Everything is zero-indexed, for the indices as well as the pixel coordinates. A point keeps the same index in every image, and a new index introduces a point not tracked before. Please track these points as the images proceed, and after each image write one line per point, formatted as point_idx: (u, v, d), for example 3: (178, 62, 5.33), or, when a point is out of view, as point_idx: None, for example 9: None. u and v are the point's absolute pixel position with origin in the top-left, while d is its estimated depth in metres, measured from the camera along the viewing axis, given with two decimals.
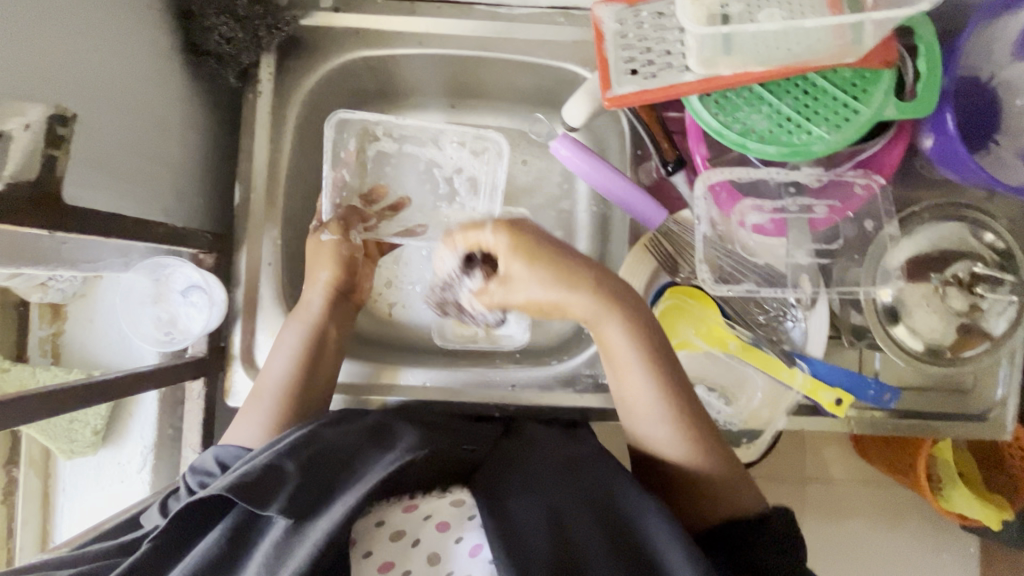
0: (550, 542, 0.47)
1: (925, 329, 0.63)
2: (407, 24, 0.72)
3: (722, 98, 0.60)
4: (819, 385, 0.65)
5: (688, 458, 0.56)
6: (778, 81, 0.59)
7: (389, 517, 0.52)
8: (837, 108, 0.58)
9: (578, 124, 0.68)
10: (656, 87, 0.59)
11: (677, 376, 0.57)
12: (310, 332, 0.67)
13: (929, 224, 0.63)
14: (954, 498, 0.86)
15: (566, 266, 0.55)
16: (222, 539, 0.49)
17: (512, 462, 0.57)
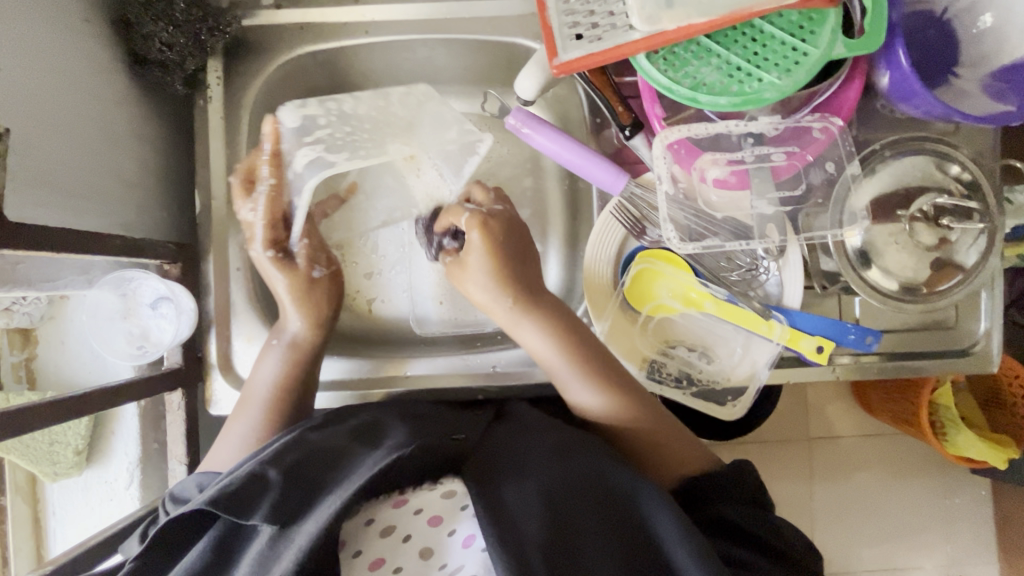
0: (558, 533, 0.48)
1: (897, 267, 0.62)
2: (352, 14, 0.72)
3: (671, 54, 0.59)
4: (799, 335, 0.66)
5: (616, 410, 0.63)
6: (725, 31, 0.58)
7: (378, 514, 0.52)
8: (786, 53, 0.57)
9: (530, 97, 0.67)
10: (602, 49, 0.58)
11: (584, 337, 0.65)
12: (301, 354, 0.68)
13: (893, 160, 0.62)
14: (958, 440, 0.85)
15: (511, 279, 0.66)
16: (208, 550, 0.50)
17: (506, 452, 0.58)
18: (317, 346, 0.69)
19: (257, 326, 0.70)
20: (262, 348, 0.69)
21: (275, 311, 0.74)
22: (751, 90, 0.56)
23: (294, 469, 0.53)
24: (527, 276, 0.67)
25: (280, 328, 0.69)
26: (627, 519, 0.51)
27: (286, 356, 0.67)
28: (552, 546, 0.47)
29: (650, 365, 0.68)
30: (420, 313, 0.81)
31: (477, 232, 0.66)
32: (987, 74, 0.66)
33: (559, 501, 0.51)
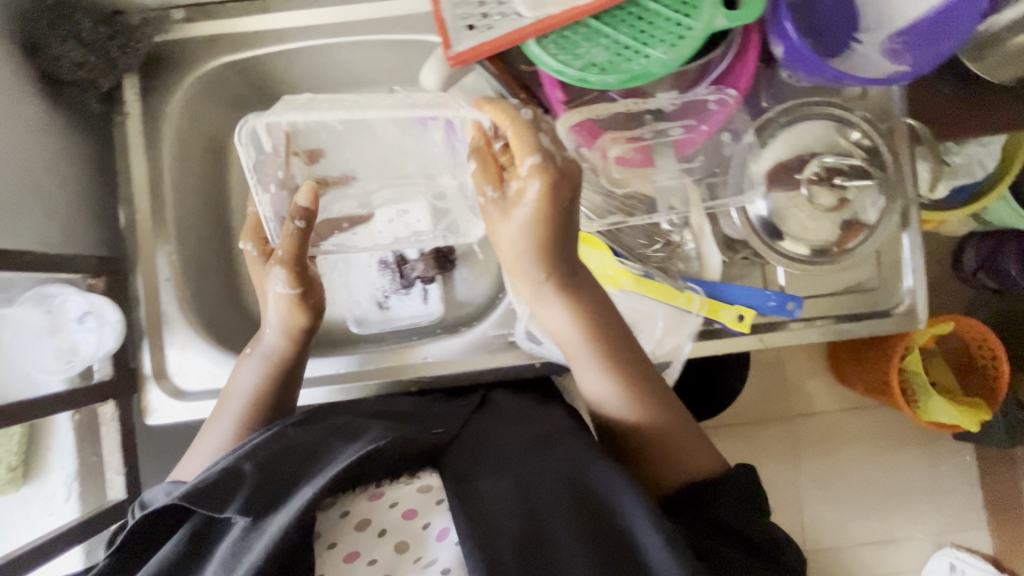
0: (530, 526, 0.49)
1: (804, 232, 0.63)
2: (262, 22, 0.73)
3: (562, 38, 0.60)
4: (718, 305, 0.68)
5: (630, 399, 0.59)
6: (612, 12, 0.60)
7: (353, 507, 0.52)
8: (669, 28, 0.58)
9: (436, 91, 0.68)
10: (494, 38, 0.60)
11: (598, 316, 0.60)
12: (275, 364, 0.67)
13: (792, 125, 0.64)
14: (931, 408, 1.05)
15: (554, 248, 0.57)
16: (185, 541, 0.51)
17: (487, 445, 0.58)
18: (291, 353, 0.68)
19: (191, 335, 0.72)
20: (240, 355, 0.69)
21: (210, 319, 0.76)
22: (638, 68, 0.58)
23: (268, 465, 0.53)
24: (568, 249, 0.58)
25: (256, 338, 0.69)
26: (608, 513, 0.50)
27: (261, 364, 0.67)
28: (525, 537, 0.48)
29: None
30: (360, 314, 0.86)
31: (539, 180, 0.54)
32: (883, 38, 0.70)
33: (537, 495, 0.51)
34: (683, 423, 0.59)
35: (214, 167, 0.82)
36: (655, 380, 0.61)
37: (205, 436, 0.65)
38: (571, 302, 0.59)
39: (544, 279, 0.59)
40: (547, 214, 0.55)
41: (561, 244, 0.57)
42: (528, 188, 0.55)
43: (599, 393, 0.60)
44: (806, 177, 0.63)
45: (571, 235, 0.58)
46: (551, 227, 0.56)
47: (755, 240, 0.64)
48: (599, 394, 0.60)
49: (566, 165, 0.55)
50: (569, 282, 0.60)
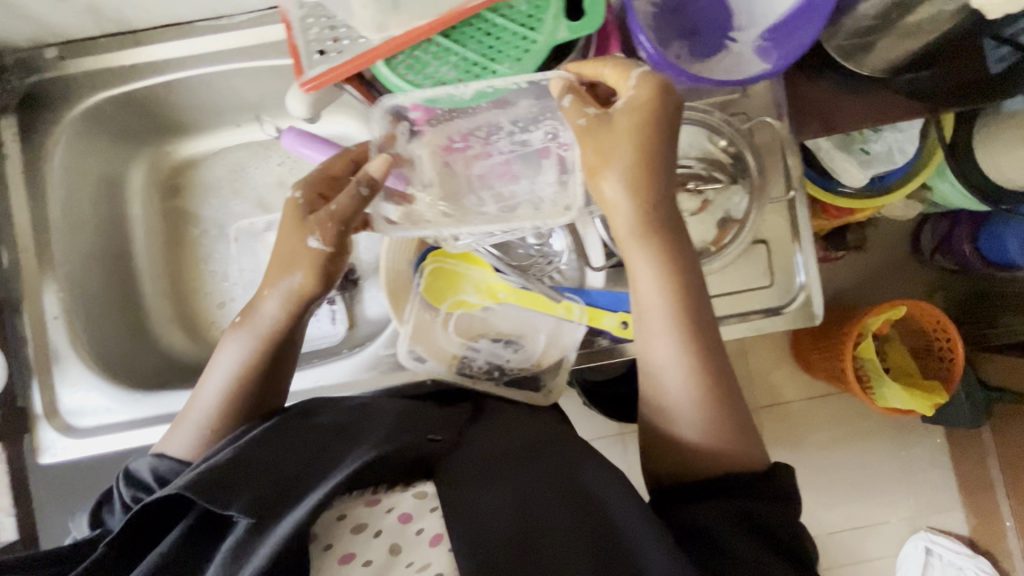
0: (522, 532, 0.49)
1: None
2: (136, 55, 0.76)
3: (412, 58, 0.60)
4: (599, 312, 0.67)
5: (692, 378, 0.55)
6: (460, 29, 0.59)
7: (351, 511, 0.50)
8: (515, 42, 0.58)
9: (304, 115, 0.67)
10: (344, 61, 0.59)
11: (691, 281, 0.56)
12: (264, 345, 0.63)
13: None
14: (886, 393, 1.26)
15: (650, 183, 0.53)
16: (178, 539, 0.49)
17: (478, 447, 0.58)
18: (282, 339, 0.63)
19: (82, 372, 0.74)
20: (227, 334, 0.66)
21: (104, 353, 0.78)
22: (490, 88, 0.58)
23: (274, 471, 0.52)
24: (669, 205, 0.55)
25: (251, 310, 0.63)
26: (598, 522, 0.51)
27: (249, 343, 0.63)
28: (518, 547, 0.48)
29: (459, 361, 0.69)
30: None
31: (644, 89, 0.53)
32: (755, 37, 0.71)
33: (531, 501, 0.52)
34: (730, 427, 0.56)
35: (109, 201, 0.84)
36: (721, 366, 0.56)
37: (182, 424, 0.62)
38: (660, 256, 0.54)
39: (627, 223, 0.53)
40: (636, 126, 0.52)
41: (661, 179, 0.54)
42: (628, 97, 0.53)
43: (667, 364, 0.56)
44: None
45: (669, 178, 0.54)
46: (648, 171, 0.53)
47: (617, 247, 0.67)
48: (665, 364, 0.56)
49: (631, 104, 0.53)
50: (664, 229, 0.54)
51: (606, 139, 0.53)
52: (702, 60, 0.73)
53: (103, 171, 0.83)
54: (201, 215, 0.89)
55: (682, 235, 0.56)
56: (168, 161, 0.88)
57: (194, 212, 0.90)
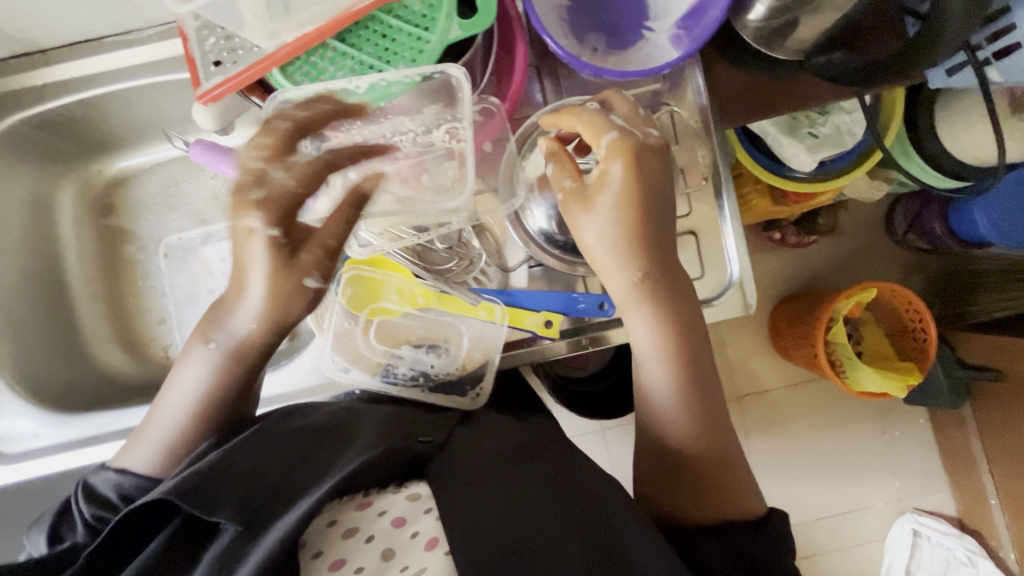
0: (516, 532, 0.52)
1: None
2: (48, 74, 0.76)
3: (308, 64, 0.59)
4: (522, 312, 0.67)
5: (677, 402, 0.64)
6: (355, 33, 0.59)
7: (341, 516, 0.53)
8: (409, 42, 0.57)
9: (212, 126, 0.66)
10: (239, 71, 0.58)
11: (686, 315, 0.64)
12: (233, 361, 0.62)
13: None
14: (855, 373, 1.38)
15: (640, 250, 0.61)
16: (160, 547, 0.50)
17: (465, 451, 0.61)
18: (254, 355, 0.62)
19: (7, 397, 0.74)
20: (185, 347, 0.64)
21: (35, 376, 0.78)
22: (382, 83, 0.57)
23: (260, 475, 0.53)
24: (662, 248, 0.62)
25: (218, 329, 0.62)
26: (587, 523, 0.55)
27: (218, 360, 0.62)
28: (509, 548, 0.50)
29: (384, 368, 0.69)
30: None
31: (622, 169, 0.59)
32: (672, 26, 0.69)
33: (522, 500, 0.56)
34: (712, 440, 0.65)
35: (39, 225, 0.84)
36: (704, 392, 0.65)
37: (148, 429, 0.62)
38: (656, 308, 0.63)
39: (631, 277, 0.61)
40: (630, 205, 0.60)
41: (655, 240, 0.61)
42: (609, 170, 0.59)
43: (658, 384, 0.65)
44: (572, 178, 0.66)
45: (662, 226, 0.61)
46: (636, 227, 0.60)
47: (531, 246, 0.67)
48: (657, 385, 0.65)
49: (601, 176, 0.60)
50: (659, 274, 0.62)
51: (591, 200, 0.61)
52: (619, 50, 0.72)
53: (30, 193, 0.83)
54: (139, 233, 0.89)
55: (687, 298, 0.64)
56: (98, 179, 0.88)
57: (132, 230, 0.90)
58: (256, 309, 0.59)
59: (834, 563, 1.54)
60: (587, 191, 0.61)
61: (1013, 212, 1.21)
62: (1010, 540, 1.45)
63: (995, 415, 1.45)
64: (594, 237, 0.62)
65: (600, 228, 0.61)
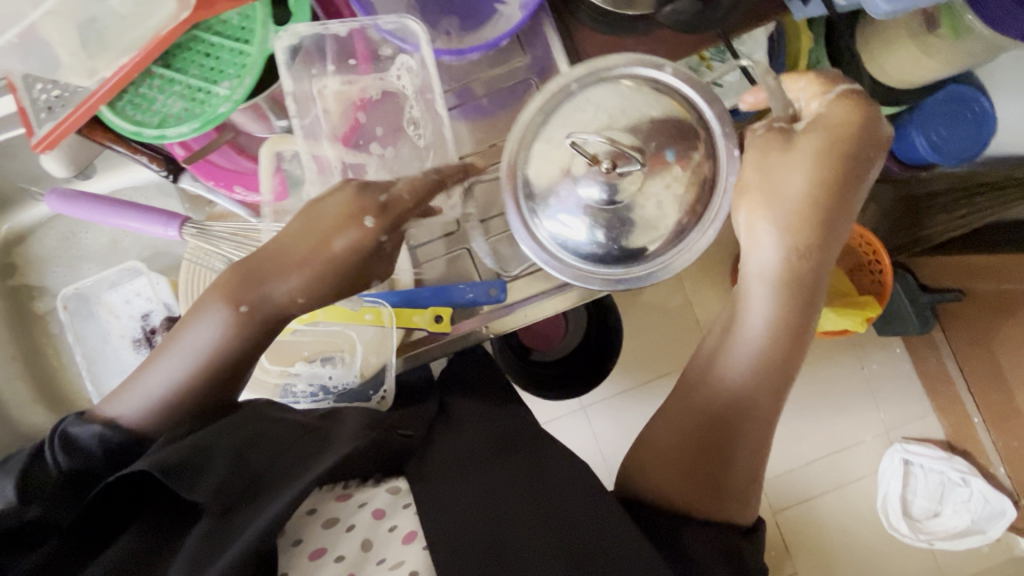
0: (489, 525, 0.57)
1: (650, 219, 0.66)
2: None
3: (137, 96, 0.58)
4: (409, 311, 0.70)
5: (757, 386, 0.65)
6: (177, 56, 0.58)
7: (319, 505, 0.60)
8: (233, 59, 0.58)
9: (63, 171, 0.67)
10: (67, 114, 0.57)
11: (803, 310, 0.64)
12: (237, 334, 0.60)
13: (583, 91, 0.67)
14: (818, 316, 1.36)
15: (810, 224, 0.63)
16: (137, 543, 0.52)
17: (449, 448, 0.68)
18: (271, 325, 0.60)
19: None
20: (202, 299, 0.61)
21: None
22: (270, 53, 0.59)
23: (244, 457, 0.56)
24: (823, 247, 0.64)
25: (251, 287, 0.59)
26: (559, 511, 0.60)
27: (235, 325, 0.59)
28: (483, 539, 0.56)
29: (283, 387, 0.72)
30: None
31: (840, 111, 0.63)
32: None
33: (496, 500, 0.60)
34: (762, 448, 0.66)
35: None
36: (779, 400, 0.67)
37: (146, 378, 0.61)
38: (790, 270, 0.63)
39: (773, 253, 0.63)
40: (819, 195, 0.63)
41: (824, 232, 0.63)
42: (826, 114, 0.63)
43: (749, 356, 0.65)
44: (586, 162, 0.64)
45: (835, 230, 0.64)
46: (819, 243, 0.63)
47: (541, 246, 0.67)
48: (748, 356, 0.65)
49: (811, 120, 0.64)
50: (795, 288, 0.64)
51: (776, 182, 0.64)
52: (474, 26, 0.70)
53: None
54: (47, 287, 0.89)
55: (806, 305, 0.64)
56: None
57: (39, 287, 0.89)
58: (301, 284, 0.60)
59: (830, 504, 1.54)
60: (791, 134, 0.64)
61: (950, 130, 1.19)
62: (999, 454, 1.45)
63: (964, 333, 1.44)
64: (761, 237, 0.64)
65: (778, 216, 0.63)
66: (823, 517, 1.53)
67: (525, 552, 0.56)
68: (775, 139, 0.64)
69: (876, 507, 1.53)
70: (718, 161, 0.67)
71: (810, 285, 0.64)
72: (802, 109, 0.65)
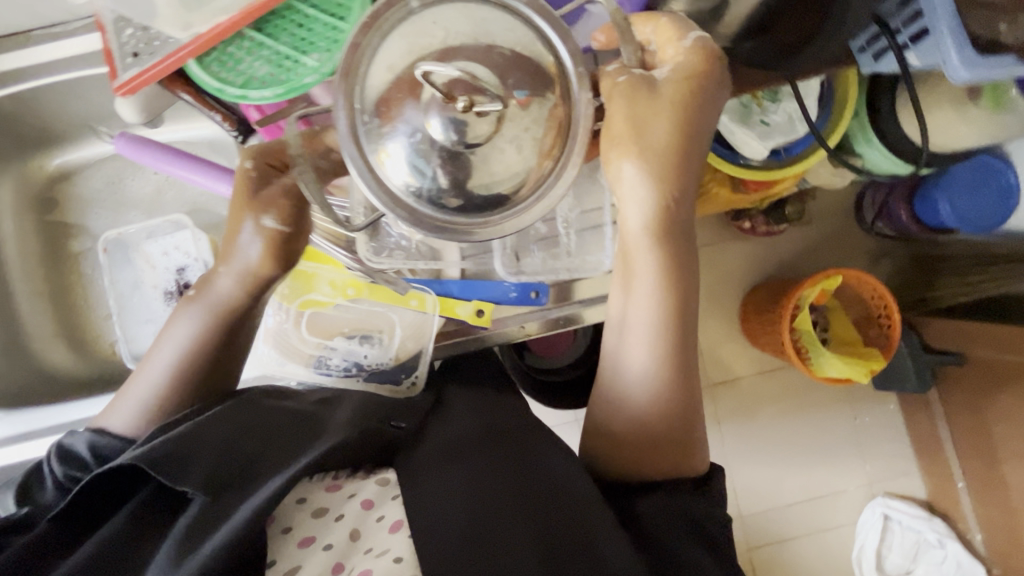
0: (474, 520, 0.58)
1: (502, 168, 0.54)
2: None
3: (225, 54, 0.59)
4: (452, 301, 0.74)
5: (655, 381, 0.67)
6: (271, 23, 0.59)
7: (309, 495, 0.60)
8: (326, 32, 0.59)
9: (135, 118, 0.67)
10: (153, 62, 0.58)
11: (687, 279, 0.66)
12: (220, 318, 0.68)
13: (430, 15, 0.55)
14: (821, 361, 1.37)
15: (677, 173, 0.63)
16: (129, 519, 0.56)
17: (440, 438, 0.69)
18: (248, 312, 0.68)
19: None
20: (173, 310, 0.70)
21: None
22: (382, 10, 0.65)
23: (232, 445, 0.59)
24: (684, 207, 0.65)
25: (206, 286, 0.68)
26: (546, 505, 0.61)
27: (202, 320, 0.68)
28: (468, 531, 0.57)
29: (318, 360, 0.77)
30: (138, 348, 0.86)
31: (695, 57, 0.61)
32: None
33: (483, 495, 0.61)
34: (682, 418, 0.68)
35: None
36: (683, 390, 0.69)
37: (132, 386, 0.69)
38: (666, 254, 0.65)
39: (652, 257, 0.65)
40: (680, 143, 0.62)
41: (683, 176, 0.64)
42: (684, 62, 0.61)
43: (642, 356, 0.68)
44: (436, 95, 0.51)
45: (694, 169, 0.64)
46: (677, 186, 0.63)
47: (390, 195, 0.55)
48: (640, 355, 0.68)
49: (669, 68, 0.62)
50: (668, 237, 0.65)
51: (652, 132, 0.61)
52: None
53: None
54: (85, 227, 0.91)
55: (692, 279, 0.67)
56: (39, 179, 0.91)
57: (76, 226, 0.91)
58: (250, 260, 0.64)
59: (805, 547, 1.55)
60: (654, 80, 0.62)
61: (972, 199, 1.20)
62: (978, 521, 1.46)
63: (961, 398, 1.46)
64: (630, 209, 0.65)
65: (635, 191, 0.63)
66: (796, 559, 1.55)
67: (507, 547, 0.57)
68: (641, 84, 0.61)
69: (849, 557, 1.55)
70: (576, 101, 0.56)
71: (680, 231, 0.66)
72: (656, 56, 0.64)
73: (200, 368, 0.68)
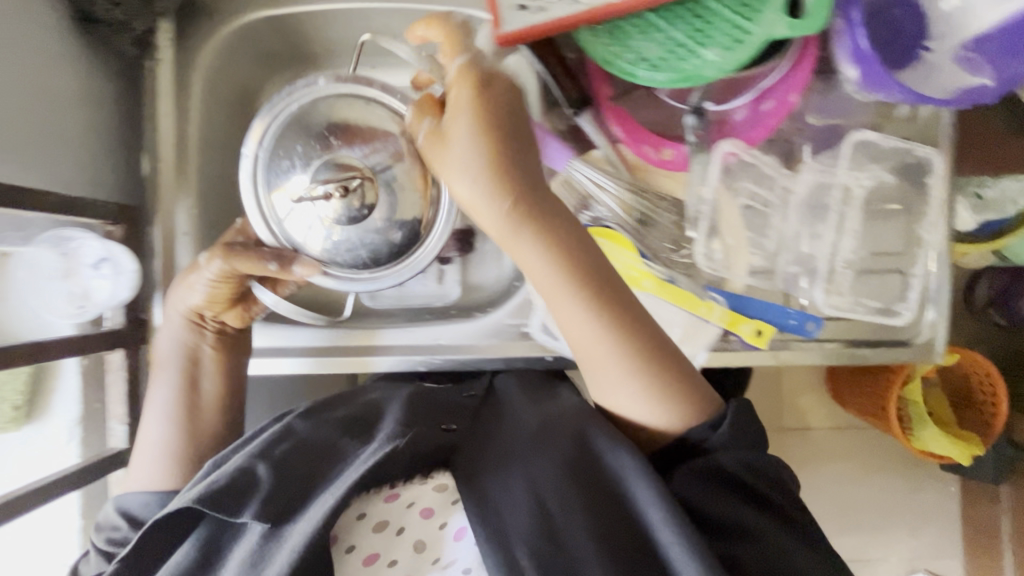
0: (542, 523, 0.51)
1: (408, 208, 0.66)
2: None
3: (615, 28, 0.61)
4: (739, 318, 0.70)
5: (655, 408, 0.57)
6: (670, 6, 0.59)
7: (369, 509, 0.56)
8: (728, 28, 0.57)
9: None
10: (545, 20, 0.60)
11: (603, 288, 0.55)
12: (182, 353, 0.70)
13: (269, 148, 0.66)
14: (924, 436, 0.99)
15: (507, 178, 0.51)
16: (196, 549, 0.54)
17: (495, 438, 0.62)
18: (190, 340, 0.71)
19: None
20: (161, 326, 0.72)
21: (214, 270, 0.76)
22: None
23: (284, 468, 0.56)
24: (534, 188, 0.53)
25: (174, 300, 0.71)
26: (618, 504, 0.53)
27: (164, 352, 0.71)
28: (539, 538, 0.50)
29: None
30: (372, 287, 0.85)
31: (505, 88, 0.53)
32: (958, 48, 0.66)
33: (550, 496, 0.53)
34: (691, 385, 0.57)
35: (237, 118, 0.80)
36: (668, 380, 0.57)
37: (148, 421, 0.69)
38: (550, 254, 0.53)
39: (563, 284, 0.54)
40: (505, 159, 0.51)
41: (528, 182, 0.52)
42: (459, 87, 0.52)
43: (637, 393, 0.57)
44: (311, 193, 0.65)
45: (534, 171, 0.53)
46: (506, 184, 0.51)
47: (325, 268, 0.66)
48: (634, 393, 0.57)
49: (456, 78, 0.53)
50: (575, 269, 0.54)
51: (449, 134, 0.52)
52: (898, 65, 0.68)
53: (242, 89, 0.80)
54: None
55: (627, 306, 0.55)
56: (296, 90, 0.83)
57: None
58: (207, 293, 0.68)
59: None
60: (443, 120, 0.53)
61: None
62: None
63: None
64: (527, 246, 0.53)
65: (466, 177, 0.51)
66: None
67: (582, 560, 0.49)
68: (468, 104, 0.53)
69: None
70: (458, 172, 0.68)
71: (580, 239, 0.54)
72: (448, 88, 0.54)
73: (183, 399, 0.70)
